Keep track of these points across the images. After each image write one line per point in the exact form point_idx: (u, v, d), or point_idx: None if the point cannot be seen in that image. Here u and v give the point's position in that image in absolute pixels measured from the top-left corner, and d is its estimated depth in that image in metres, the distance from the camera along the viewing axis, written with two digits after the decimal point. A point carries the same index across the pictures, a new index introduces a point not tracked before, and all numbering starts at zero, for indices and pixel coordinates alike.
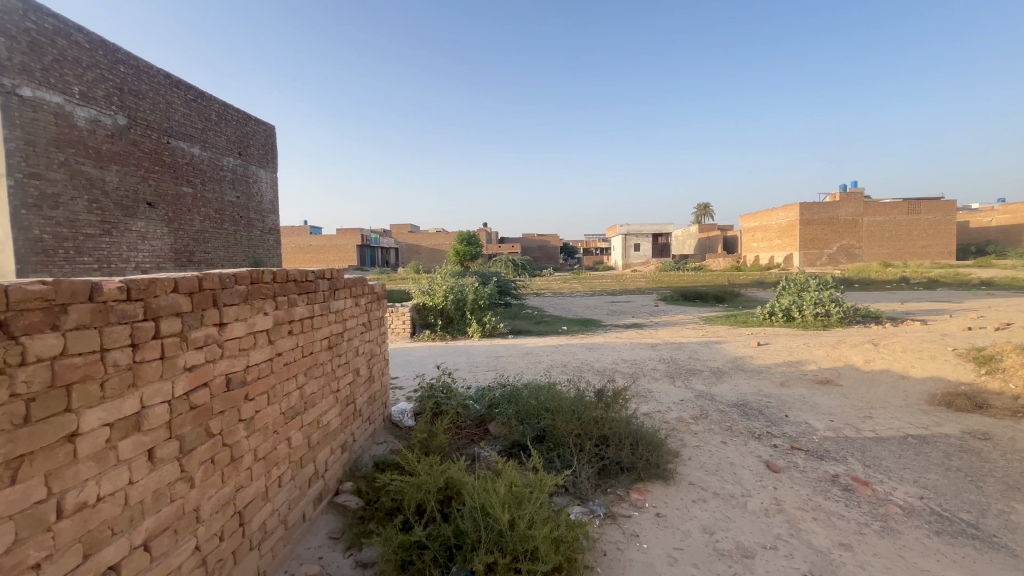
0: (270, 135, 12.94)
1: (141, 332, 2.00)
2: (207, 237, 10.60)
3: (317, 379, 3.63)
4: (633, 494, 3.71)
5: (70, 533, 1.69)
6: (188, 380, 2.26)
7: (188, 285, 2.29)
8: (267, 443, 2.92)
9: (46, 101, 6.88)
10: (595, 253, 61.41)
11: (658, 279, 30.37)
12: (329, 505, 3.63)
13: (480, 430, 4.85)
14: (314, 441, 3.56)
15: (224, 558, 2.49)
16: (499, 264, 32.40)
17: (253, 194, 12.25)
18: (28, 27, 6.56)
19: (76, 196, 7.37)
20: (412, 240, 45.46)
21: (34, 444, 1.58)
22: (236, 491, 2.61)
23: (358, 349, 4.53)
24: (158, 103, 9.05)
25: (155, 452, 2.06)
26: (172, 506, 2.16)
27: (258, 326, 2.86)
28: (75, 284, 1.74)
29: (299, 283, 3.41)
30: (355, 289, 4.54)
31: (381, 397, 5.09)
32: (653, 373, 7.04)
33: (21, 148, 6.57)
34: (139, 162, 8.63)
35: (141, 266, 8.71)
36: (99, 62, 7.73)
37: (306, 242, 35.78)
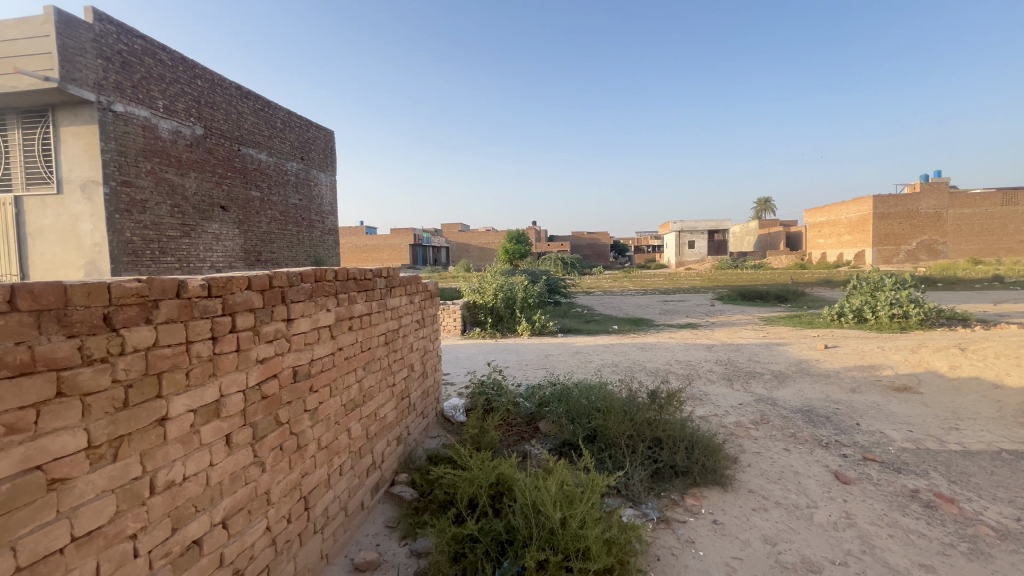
0: (329, 141, 13.57)
1: (219, 326, 2.16)
2: (273, 238, 11.26)
3: (375, 373, 3.79)
4: (688, 499, 3.60)
5: (162, 508, 1.86)
6: (259, 371, 2.42)
7: (260, 283, 2.45)
8: (329, 433, 3.08)
9: (135, 116, 7.59)
10: (647, 251, 59.85)
11: (714, 278, 29.00)
12: (385, 495, 3.77)
13: (530, 428, 4.87)
14: (372, 433, 3.71)
15: (292, 539, 2.65)
16: (547, 263, 32.26)
17: (314, 197, 12.90)
18: (121, 48, 7.27)
19: (160, 201, 8.06)
20: (463, 238, 46.26)
21: (131, 425, 1.74)
22: (302, 477, 2.77)
23: (412, 345, 4.67)
24: (230, 114, 9.73)
25: (232, 437, 2.23)
26: (246, 488, 2.32)
27: (322, 322, 3.02)
28: (164, 282, 1.90)
29: (358, 281, 3.57)
30: (410, 286, 4.67)
31: (434, 392, 5.22)
32: (709, 375, 6.78)
33: (115, 159, 7.26)
34: (214, 168, 9.31)
35: (215, 265, 9.40)
36: (179, 77, 8.42)
37: (362, 242, 37.34)
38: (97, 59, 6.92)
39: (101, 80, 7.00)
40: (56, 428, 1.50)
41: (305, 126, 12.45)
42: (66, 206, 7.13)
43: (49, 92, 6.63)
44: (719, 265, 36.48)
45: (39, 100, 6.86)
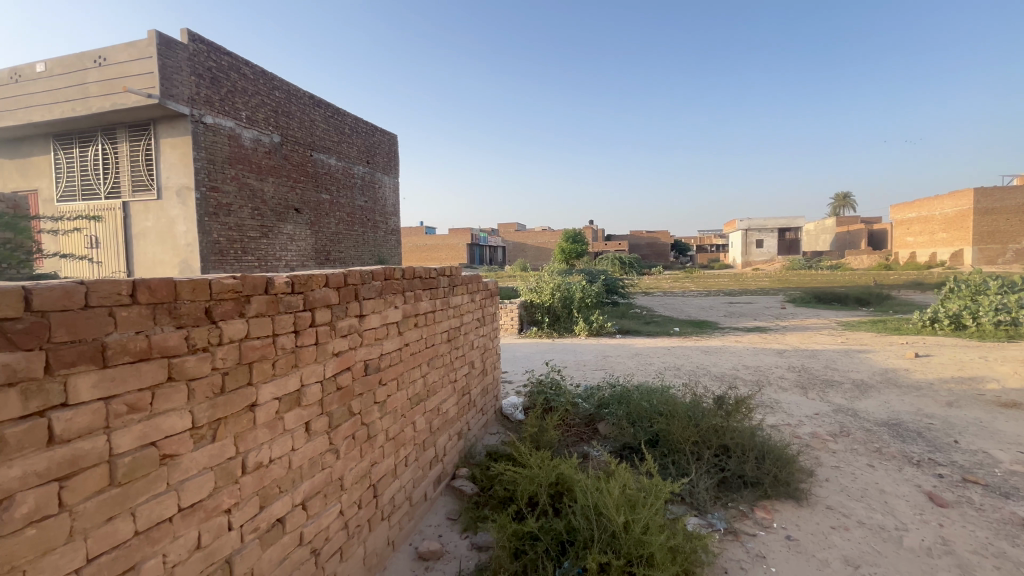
0: (393, 144, 14.10)
1: (301, 320, 2.31)
2: (341, 238, 11.88)
3: (438, 368, 3.90)
4: (758, 512, 3.42)
5: (251, 487, 2.02)
6: (335, 363, 2.57)
7: (336, 280, 2.60)
8: (396, 425, 3.21)
9: (222, 126, 8.26)
10: (711, 250, 57.46)
11: (785, 279, 27.27)
12: (447, 488, 3.88)
13: (589, 430, 4.81)
14: (435, 427, 3.83)
15: (362, 524, 2.79)
16: (605, 263, 31.70)
17: (378, 198, 13.47)
18: (211, 65, 7.97)
19: (243, 205, 8.74)
20: (519, 238, 46.54)
21: (227, 410, 1.90)
22: (371, 465, 2.91)
23: (473, 343, 4.77)
24: (304, 121, 10.37)
25: (311, 424, 2.39)
26: (323, 472, 2.47)
27: (390, 318, 3.16)
28: (254, 279, 2.06)
29: (423, 280, 3.68)
30: (471, 285, 4.77)
31: (493, 389, 5.30)
32: (781, 382, 6.39)
33: (205, 167, 7.95)
34: (289, 173, 9.96)
35: (291, 264, 10.06)
36: (260, 89, 9.09)
37: (422, 241, 38.56)
38: (190, 75, 7.63)
39: (194, 95, 7.71)
40: (166, 409, 1.66)
41: (371, 130, 13.03)
42: (165, 210, 7.92)
43: (152, 107, 7.38)
44: (791, 265, 34.23)
45: (144, 114, 7.65)
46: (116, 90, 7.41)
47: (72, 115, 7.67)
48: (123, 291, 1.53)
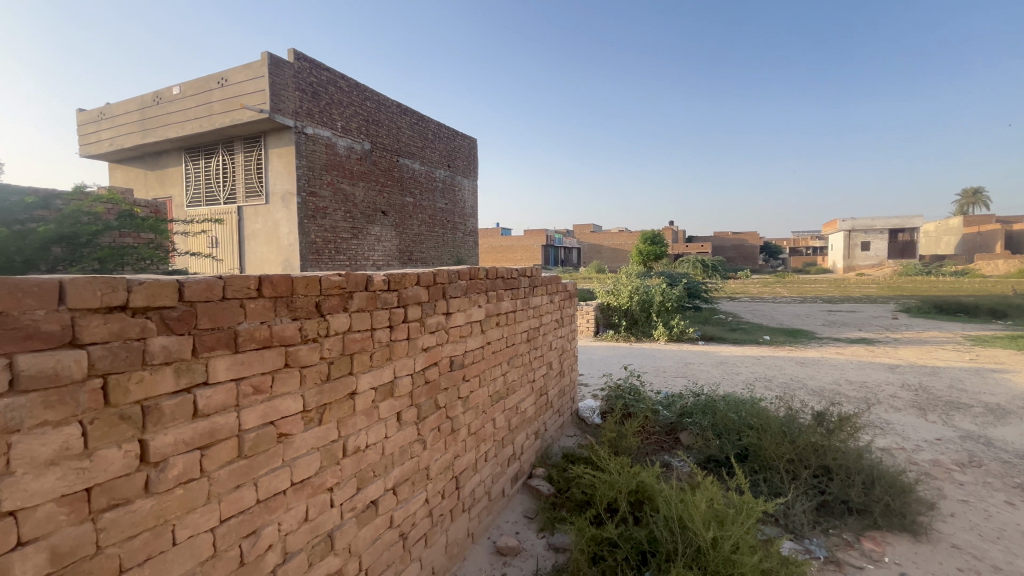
0: (472, 148, 14.50)
1: (395, 316, 2.47)
2: (423, 239, 12.41)
3: (518, 367, 3.96)
4: (865, 543, 3.10)
5: (349, 469, 2.18)
6: (424, 358, 2.70)
7: (426, 280, 2.74)
8: (478, 421, 3.31)
9: (321, 136, 9.00)
10: (806, 252, 52.78)
11: (896, 286, 24.33)
12: (524, 486, 3.93)
13: (670, 439, 4.62)
14: (514, 425, 3.89)
15: (445, 514, 2.91)
16: (686, 265, 30.31)
17: (458, 201, 13.92)
18: (311, 80, 8.74)
19: (337, 208, 9.45)
20: (595, 239, 45.85)
21: (331, 396, 2.08)
22: (454, 458, 3.03)
23: (552, 343, 4.78)
24: (391, 129, 11.00)
25: (402, 414, 2.53)
26: (411, 461, 2.61)
27: (474, 317, 3.26)
28: (356, 277, 2.23)
29: (505, 280, 3.75)
30: (551, 286, 4.78)
31: (570, 391, 5.28)
32: (893, 402, 5.71)
33: (305, 173, 8.70)
34: (378, 178, 10.61)
35: (378, 264, 10.68)
36: (353, 100, 9.79)
37: (498, 243, 39.30)
38: (295, 91, 8.41)
39: (297, 108, 8.48)
40: (283, 392, 1.85)
41: (452, 135, 13.50)
42: (273, 214, 8.78)
43: (263, 121, 8.21)
44: (904, 270, 30.53)
45: (256, 128, 8.53)
46: (234, 107, 8.33)
47: (200, 131, 8.74)
48: (251, 285, 1.72)
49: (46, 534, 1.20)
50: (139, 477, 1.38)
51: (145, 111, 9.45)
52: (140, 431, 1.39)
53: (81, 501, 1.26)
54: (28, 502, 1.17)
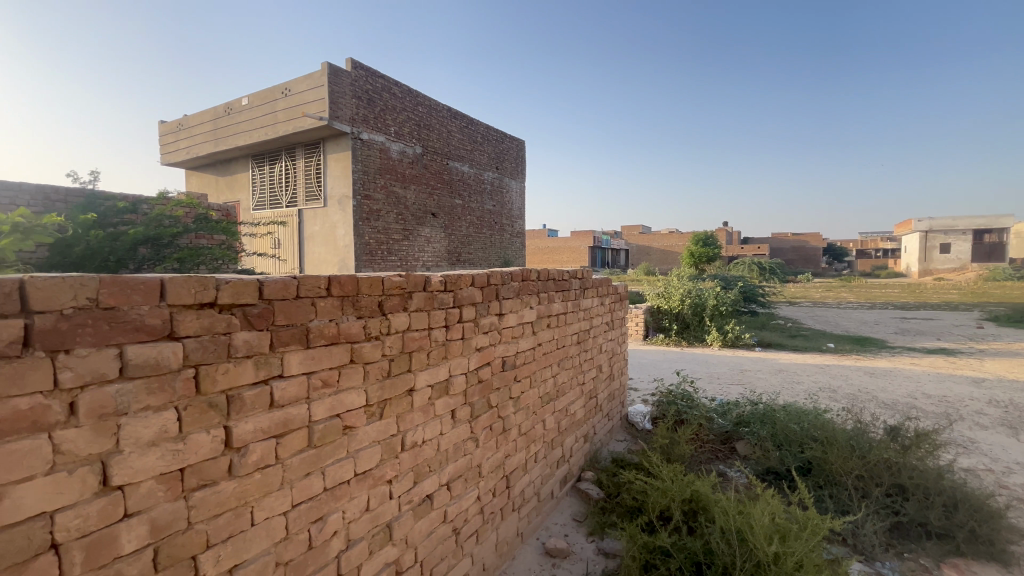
0: (520, 149, 14.56)
1: (451, 316, 2.53)
2: (471, 240, 12.57)
3: (568, 369, 3.95)
4: (946, 571, 2.86)
5: (407, 462, 2.26)
6: (477, 358, 2.76)
7: (480, 281, 2.79)
8: (528, 421, 3.34)
9: (375, 141, 9.34)
10: (876, 254, 49.19)
11: (981, 292, 22.20)
12: (573, 489, 3.91)
13: (726, 449, 4.45)
14: (563, 427, 3.88)
15: (495, 512, 2.95)
16: (741, 268, 28.97)
17: (506, 203, 14.02)
18: (367, 88, 9.10)
19: (389, 210, 9.78)
20: (644, 241, 44.83)
21: (391, 392, 2.16)
22: (505, 457, 3.06)
23: (602, 346, 4.73)
24: (442, 133, 11.26)
25: (456, 412, 2.59)
26: (464, 458, 2.66)
27: (526, 318, 3.28)
28: (416, 277, 2.31)
29: (557, 282, 3.76)
30: (602, 288, 4.73)
31: (620, 395, 5.20)
32: (978, 419, 5.21)
33: (361, 177, 9.06)
34: (429, 181, 10.87)
35: (428, 265, 10.94)
36: (406, 106, 10.10)
37: (544, 244, 39.26)
38: (351, 98, 8.78)
39: (354, 115, 8.85)
40: (348, 387, 1.95)
41: (501, 138, 13.62)
42: (331, 217, 9.20)
43: (323, 128, 8.63)
44: (991, 275, 27.76)
45: (317, 134, 8.97)
46: (297, 115, 8.81)
47: (266, 138, 9.30)
48: (322, 284, 1.82)
49: (148, 508, 1.32)
50: (224, 461, 1.50)
51: (218, 121, 10.16)
52: (225, 418, 1.51)
53: (175, 480, 1.38)
54: (133, 478, 1.29)
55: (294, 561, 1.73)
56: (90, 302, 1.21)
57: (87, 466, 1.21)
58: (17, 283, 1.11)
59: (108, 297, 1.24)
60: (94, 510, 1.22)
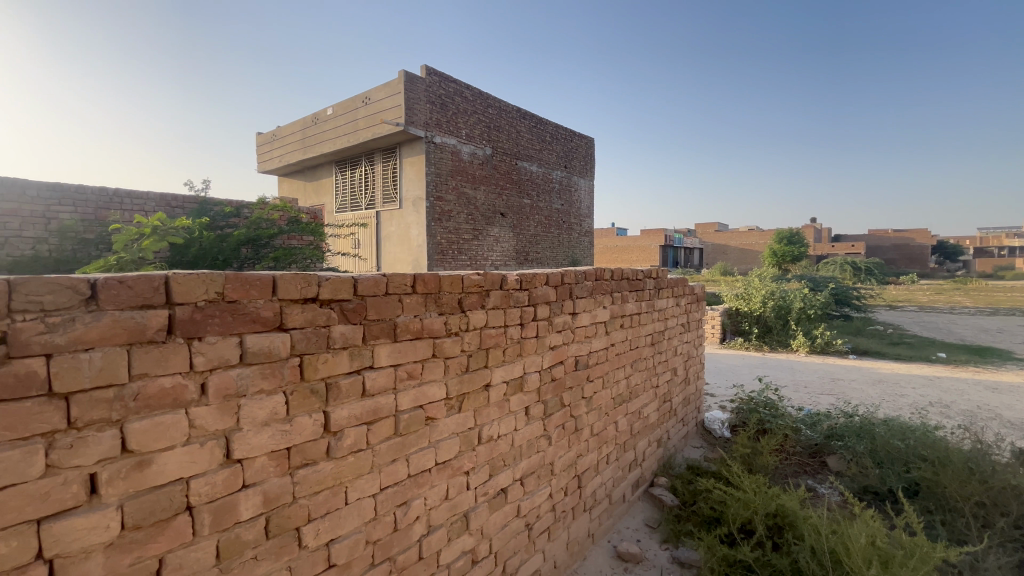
0: (590, 147, 14.34)
1: (526, 314, 2.57)
2: (540, 240, 12.59)
3: (642, 371, 3.86)
4: None
5: (484, 455, 2.33)
6: (551, 356, 2.77)
7: (555, 280, 2.81)
8: (601, 422, 3.30)
9: (447, 144, 9.65)
10: (1000, 253, 43.02)
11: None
12: (645, 494, 3.81)
13: (815, 463, 4.12)
14: (636, 430, 3.80)
15: (567, 511, 2.95)
16: (832, 267, 26.57)
17: (575, 201, 13.88)
18: (440, 92, 9.43)
19: (460, 211, 10.07)
20: (721, 239, 42.52)
21: (469, 386, 2.24)
22: (577, 456, 3.06)
23: (677, 348, 4.56)
24: (511, 133, 11.39)
25: (530, 409, 2.62)
26: (537, 455, 2.69)
27: (599, 317, 3.25)
28: (493, 276, 2.37)
29: (630, 281, 3.68)
30: (677, 288, 4.57)
31: (696, 400, 4.99)
32: None
33: (433, 179, 9.41)
34: (498, 181, 11.04)
35: (497, 264, 11.09)
36: (476, 108, 10.33)
37: (613, 244, 38.51)
38: (425, 104, 9.14)
39: (427, 119, 9.20)
40: (430, 380, 2.04)
41: (569, 136, 13.52)
42: (406, 218, 9.63)
43: (399, 134, 9.06)
44: None
45: (394, 140, 9.43)
46: (376, 122, 9.31)
47: (348, 145, 9.93)
48: (407, 282, 1.92)
49: (261, 481, 1.47)
50: (323, 443, 1.64)
51: (307, 131, 10.98)
52: (324, 404, 1.65)
53: (284, 458, 1.53)
54: (250, 453, 1.45)
55: (382, 541, 1.84)
56: (218, 295, 1.38)
57: (215, 440, 1.38)
58: (163, 278, 1.28)
59: (232, 291, 1.40)
60: (220, 479, 1.39)
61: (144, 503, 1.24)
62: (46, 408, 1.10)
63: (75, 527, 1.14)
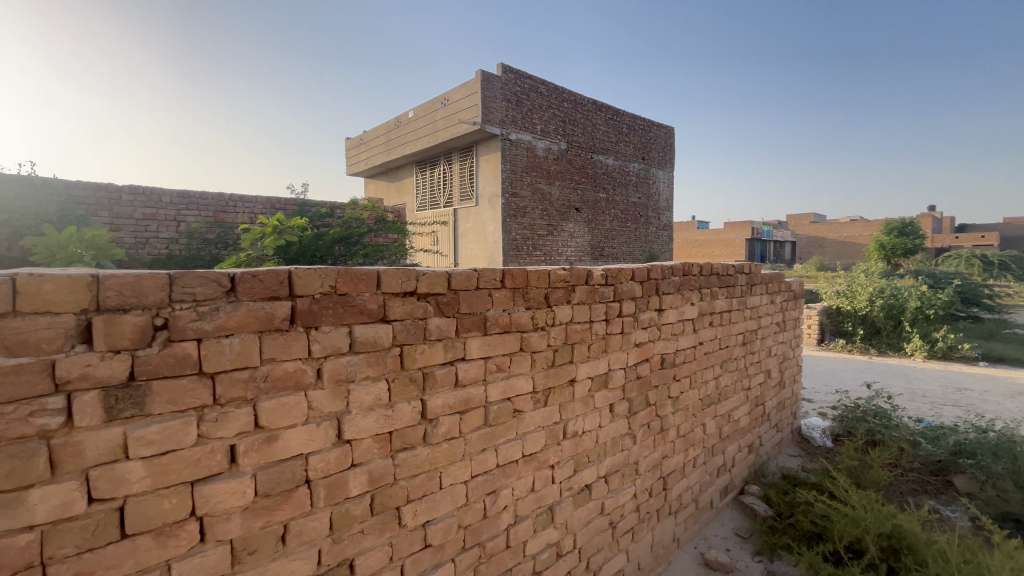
0: (669, 137, 13.71)
1: (611, 310, 2.53)
2: (616, 234, 12.28)
3: (732, 372, 3.65)
4: None
5: (569, 451, 2.34)
6: (637, 353, 2.71)
7: (641, 275, 2.73)
8: (687, 423, 3.17)
9: (522, 141, 9.70)
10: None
11: None
12: (735, 502, 3.61)
13: (938, 482, 3.66)
14: (725, 434, 3.60)
15: (651, 512, 2.87)
16: (955, 262, 23.30)
17: (653, 194, 13.35)
18: (515, 90, 9.51)
19: (534, 206, 10.11)
20: (818, 231, 38.86)
21: (555, 381, 2.25)
22: (663, 457, 2.96)
23: (771, 349, 4.26)
24: (587, 126, 11.20)
25: (614, 407, 2.58)
26: (621, 454, 2.65)
27: (687, 314, 3.12)
28: (579, 271, 2.35)
29: (721, 277, 3.48)
30: (772, 285, 4.26)
31: (791, 405, 4.62)
32: None
33: (509, 176, 9.53)
34: (573, 176, 10.92)
35: (572, 259, 11.00)
36: (552, 103, 10.29)
37: (694, 238, 36.69)
38: (501, 101, 9.25)
39: (503, 117, 9.32)
40: (518, 373, 2.08)
41: (648, 126, 13.02)
42: (482, 215, 9.85)
43: (476, 132, 9.26)
44: None
45: (471, 139, 9.66)
46: (454, 122, 9.59)
47: (428, 146, 10.35)
48: (497, 277, 1.97)
49: (367, 462, 1.59)
50: (421, 429, 1.73)
51: (390, 135, 11.59)
52: (422, 392, 1.74)
53: (386, 441, 1.64)
54: (358, 435, 1.56)
55: (472, 526, 1.91)
56: (331, 289, 1.50)
57: (329, 421, 1.50)
58: (287, 273, 1.41)
59: (342, 285, 1.52)
60: (333, 457, 1.51)
61: (272, 474, 1.39)
62: (197, 385, 1.26)
63: (220, 491, 1.30)
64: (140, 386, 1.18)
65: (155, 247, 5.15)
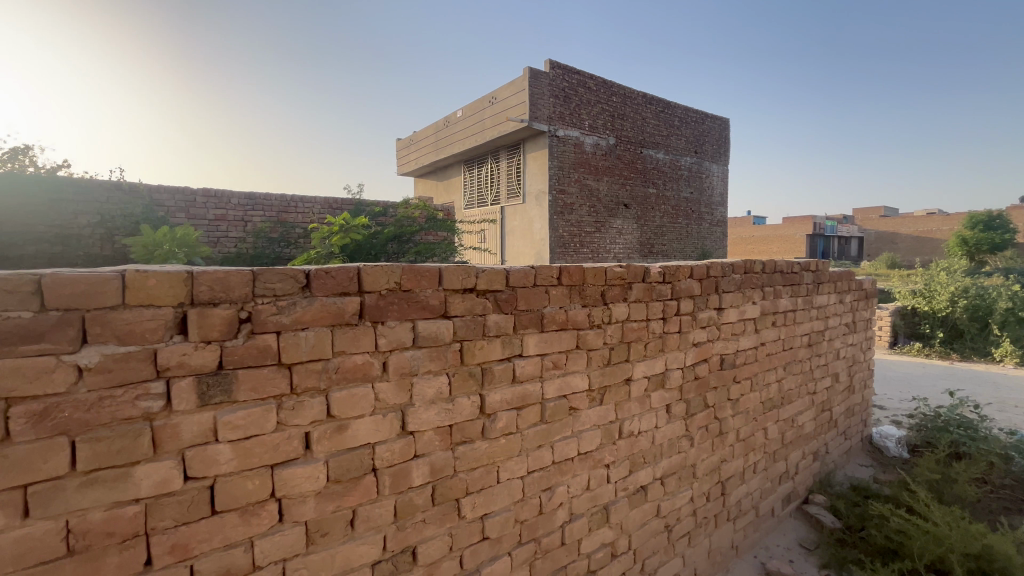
0: (724, 129, 13.16)
1: (669, 308, 2.47)
2: (666, 231, 11.93)
3: (796, 375, 3.47)
4: None
5: (624, 450, 2.30)
6: (695, 353, 2.63)
7: (700, 272, 2.64)
8: (748, 427, 3.04)
9: (570, 137, 9.62)
10: None
11: None
12: (798, 511, 3.43)
13: None
14: (788, 439, 3.43)
15: (709, 518, 2.78)
16: None
17: (706, 189, 12.86)
18: (563, 86, 9.44)
19: (582, 203, 10.00)
20: (890, 226, 36.09)
21: (611, 379, 2.22)
22: (722, 461, 2.86)
23: (839, 351, 4.01)
24: (636, 121, 10.95)
25: (671, 407, 2.52)
26: (678, 456, 2.58)
27: (749, 314, 2.99)
28: (636, 268, 2.31)
29: (785, 275, 3.32)
30: (841, 283, 4.00)
31: (861, 412, 4.33)
32: None
33: (557, 173, 9.48)
34: (622, 172, 10.71)
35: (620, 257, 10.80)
36: (600, 98, 10.14)
37: (750, 234, 35.04)
38: (549, 97, 9.21)
39: (551, 113, 9.28)
40: (574, 370, 2.07)
41: (701, 118, 12.55)
42: (530, 212, 9.85)
43: (524, 129, 9.27)
44: None
45: (518, 136, 9.69)
46: (501, 120, 9.66)
47: (476, 145, 10.49)
48: (554, 274, 1.97)
49: (428, 453, 1.63)
50: (479, 424, 1.76)
51: (439, 134, 11.84)
52: (480, 387, 1.77)
53: (447, 433, 1.68)
54: (421, 427, 1.61)
55: (528, 521, 1.93)
56: (396, 285, 1.55)
57: (394, 412, 1.56)
58: (356, 270, 1.47)
59: (406, 281, 1.57)
60: (398, 447, 1.57)
61: (343, 461, 1.46)
62: (277, 375, 1.34)
63: (296, 475, 1.38)
64: (227, 374, 1.27)
65: (225, 246, 5.49)
